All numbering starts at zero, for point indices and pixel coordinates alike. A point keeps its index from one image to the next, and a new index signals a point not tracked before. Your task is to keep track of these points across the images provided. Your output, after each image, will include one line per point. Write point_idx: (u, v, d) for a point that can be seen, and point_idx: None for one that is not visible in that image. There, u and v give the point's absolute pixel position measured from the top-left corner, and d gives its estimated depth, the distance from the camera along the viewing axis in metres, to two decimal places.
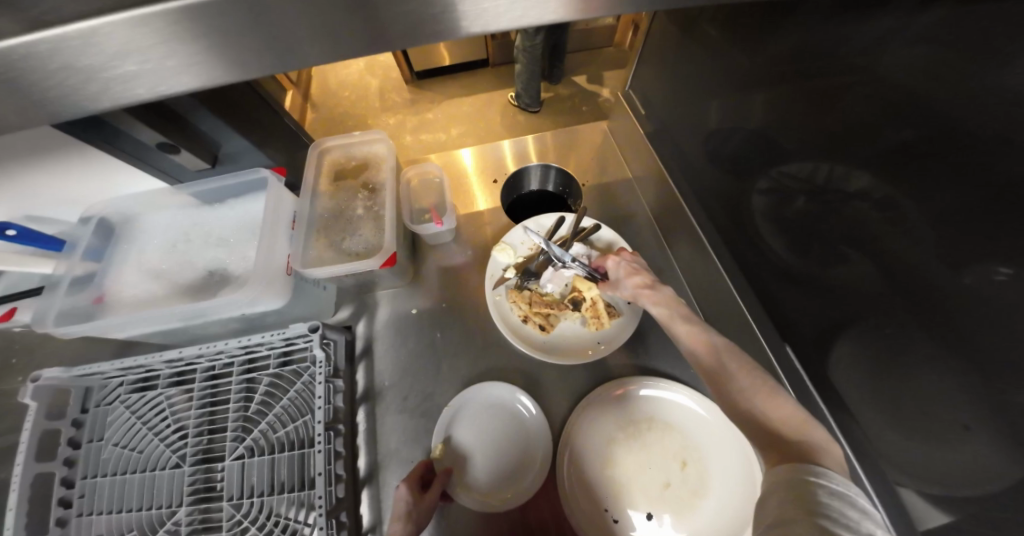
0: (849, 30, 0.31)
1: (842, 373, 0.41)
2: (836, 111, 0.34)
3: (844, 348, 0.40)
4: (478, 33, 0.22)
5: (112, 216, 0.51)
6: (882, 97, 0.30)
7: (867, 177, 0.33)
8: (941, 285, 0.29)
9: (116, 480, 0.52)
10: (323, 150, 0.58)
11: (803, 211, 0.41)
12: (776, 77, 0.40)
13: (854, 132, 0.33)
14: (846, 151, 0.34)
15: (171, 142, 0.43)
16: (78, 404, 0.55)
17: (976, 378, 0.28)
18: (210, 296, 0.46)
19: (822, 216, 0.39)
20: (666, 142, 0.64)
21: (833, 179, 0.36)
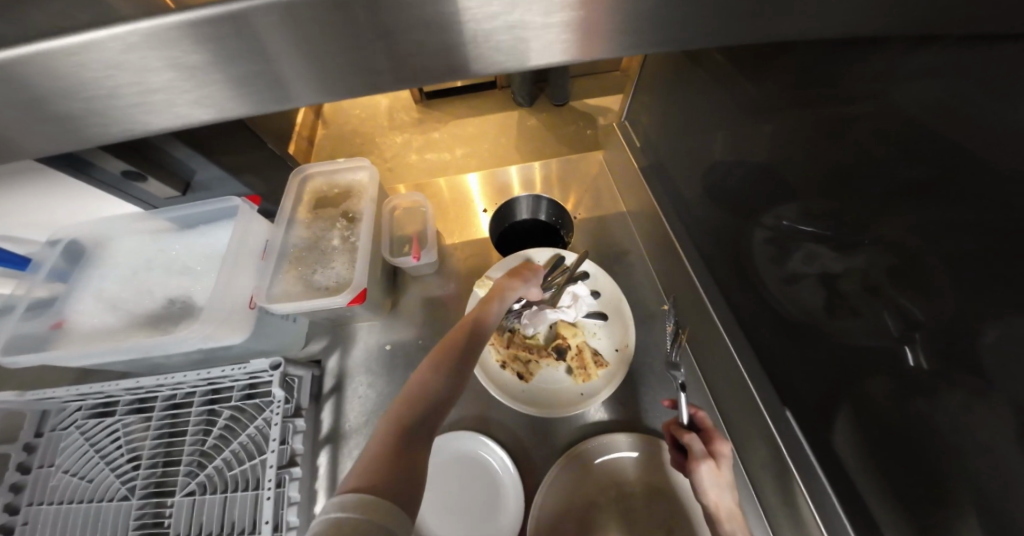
0: (849, 65, 0.28)
1: (846, 446, 0.37)
2: (845, 146, 0.31)
3: (842, 414, 0.36)
4: (414, 63, 0.20)
5: (85, 237, 0.48)
6: (891, 132, 0.26)
7: (878, 220, 0.29)
8: (965, 348, 0.24)
9: (60, 510, 0.47)
10: (306, 176, 0.56)
11: (810, 256, 0.37)
12: (781, 109, 0.37)
13: (865, 168, 0.29)
14: (856, 188, 0.30)
15: (139, 172, 0.42)
16: (32, 427, 0.50)
17: (1008, 468, 0.23)
18: (167, 329, 0.44)
19: (830, 264, 0.35)
20: (661, 178, 0.61)
21: (842, 219, 0.32)
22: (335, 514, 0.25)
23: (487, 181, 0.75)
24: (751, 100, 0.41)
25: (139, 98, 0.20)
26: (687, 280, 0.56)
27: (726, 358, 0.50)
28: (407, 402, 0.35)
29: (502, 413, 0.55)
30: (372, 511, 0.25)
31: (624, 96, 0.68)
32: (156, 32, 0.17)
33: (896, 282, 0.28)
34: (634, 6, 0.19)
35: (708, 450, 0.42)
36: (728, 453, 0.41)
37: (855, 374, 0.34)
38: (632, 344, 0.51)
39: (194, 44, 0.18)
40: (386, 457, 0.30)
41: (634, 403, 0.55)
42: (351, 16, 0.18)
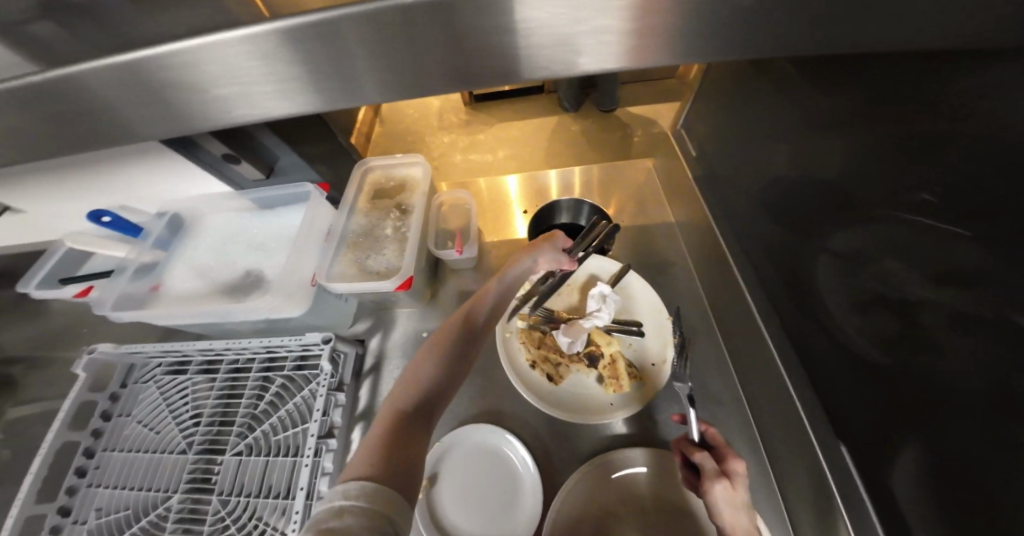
0: (936, 77, 0.26)
1: (911, 493, 0.33)
2: (934, 159, 0.28)
3: (905, 457, 0.33)
4: (491, 57, 0.21)
5: (185, 212, 0.55)
6: (993, 143, 0.24)
7: (971, 243, 0.26)
8: None
9: (128, 456, 0.53)
10: (367, 168, 0.61)
11: (885, 280, 0.34)
12: (857, 121, 0.34)
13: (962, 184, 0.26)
14: (947, 208, 0.27)
15: (234, 154, 0.46)
16: (119, 378, 0.57)
17: None
18: (239, 298, 0.48)
19: (913, 290, 0.31)
20: (716, 191, 0.59)
21: (924, 242, 0.30)
22: (339, 502, 0.26)
23: (526, 182, 0.76)
24: (820, 115, 0.39)
25: (254, 89, 0.22)
26: (736, 298, 0.54)
27: (775, 383, 0.47)
28: (405, 385, 0.38)
29: (531, 412, 0.56)
30: (374, 499, 0.27)
31: (680, 105, 0.66)
32: (274, 35, 0.20)
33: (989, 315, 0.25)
34: (715, 11, 0.18)
35: (721, 468, 0.40)
36: (742, 472, 0.39)
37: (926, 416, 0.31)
38: (670, 360, 0.50)
39: (304, 47, 0.20)
40: (382, 449, 0.32)
41: (667, 419, 0.53)
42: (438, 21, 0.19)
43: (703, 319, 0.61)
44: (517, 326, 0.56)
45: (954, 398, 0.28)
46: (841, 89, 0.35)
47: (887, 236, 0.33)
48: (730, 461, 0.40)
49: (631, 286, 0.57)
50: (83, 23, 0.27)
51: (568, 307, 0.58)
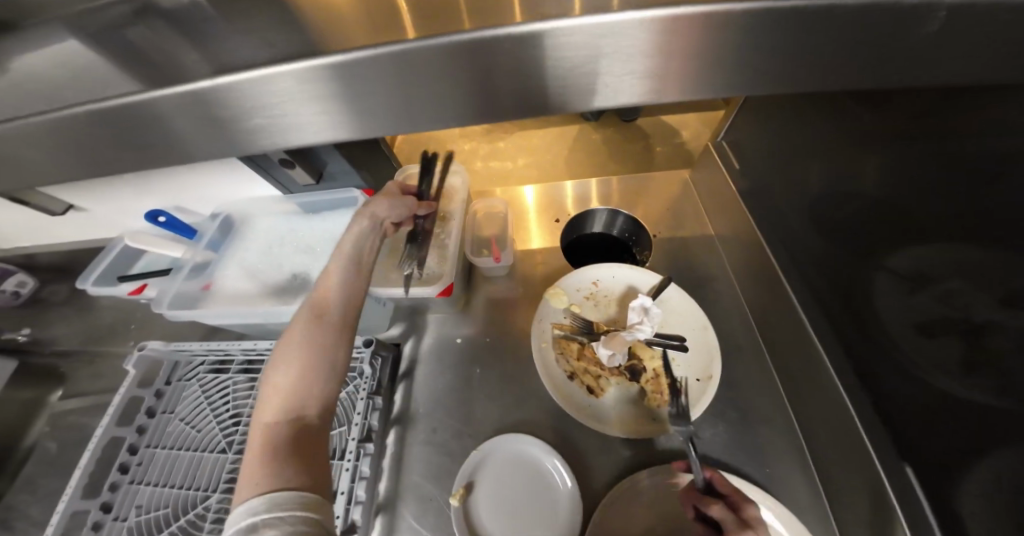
0: (1005, 98, 0.26)
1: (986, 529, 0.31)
2: (1003, 183, 0.28)
3: (979, 478, 0.31)
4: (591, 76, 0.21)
5: (236, 214, 0.57)
6: None
7: None
8: None
9: (171, 454, 0.54)
10: (407, 175, 0.62)
11: (943, 296, 0.33)
12: (923, 136, 0.33)
13: None
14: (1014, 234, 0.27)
15: (290, 159, 0.47)
16: (164, 375, 0.59)
17: None
18: (287, 300, 0.49)
19: (984, 319, 0.30)
20: (759, 205, 0.58)
21: (1001, 268, 0.28)
22: (273, 513, 0.23)
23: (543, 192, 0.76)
24: (870, 129, 0.38)
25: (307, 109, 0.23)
26: (786, 313, 0.52)
27: (828, 403, 0.45)
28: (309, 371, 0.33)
29: (568, 423, 0.55)
30: (312, 505, 0.25)
31: (718, 117, 0.66)
32: (371, 60, 0.20)
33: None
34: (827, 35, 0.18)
35: (740, 517, 0.37)
36: (761, 518, 0.37)
37: (1000, 434, 0.29)
38: (717, 376, 0.48)
39: (392, 76, 0.21)
40: (272, 449, 0.28)
41: (707, 435, 0.52)
42: (511, 47, 0.19)
43: (743, 334, 0.59)
44: (554, 335, 0.55)
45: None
46: (901, 108, 0.34)
47: (950, 252, 0.32)
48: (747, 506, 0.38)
49: (671, 298, 0.56)
50: (178, 38, 0.29)
51: (606, 319, 0.57)
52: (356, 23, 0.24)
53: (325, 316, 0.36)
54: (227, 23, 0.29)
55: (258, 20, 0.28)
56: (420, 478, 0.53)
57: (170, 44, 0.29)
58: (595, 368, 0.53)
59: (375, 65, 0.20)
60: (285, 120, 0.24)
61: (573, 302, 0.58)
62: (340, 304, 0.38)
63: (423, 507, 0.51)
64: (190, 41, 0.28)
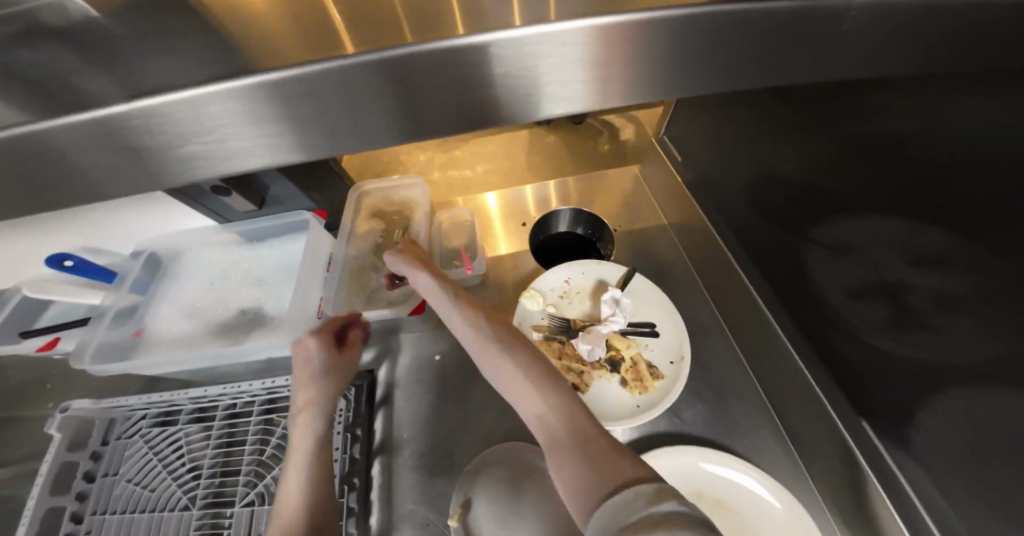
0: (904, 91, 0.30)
1: (936, 464, 0.36)
2: (911, 164, 0.32)
3: (920, 421, 0.36)
4: None
5: (164, 250, 0.51)
6: (964, 148, 0.28)
7: (953, 232, 0.30)
8: None
9: (123, 519, 0.48)
10: (362, 193, 0.58)
11: (869, 261, 0.38)
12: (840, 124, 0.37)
13: (940, 187, 0.30)
14: (925, 206, 0.31)
15: (225, 187, 0.44)
16: (100, 435, 0.52)
17: None
18: (240, 339, 0.45)
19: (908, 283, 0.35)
20: (707, 196, 0.63)
21: (915, 238, 0.33)
22: None
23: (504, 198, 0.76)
24: (793, 122, 0.43)
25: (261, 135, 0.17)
26: (741, 292, 0.57)
27: (787, 369, 0.50)
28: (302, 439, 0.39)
29: None
30: None
31: (661, 114, 0.70)
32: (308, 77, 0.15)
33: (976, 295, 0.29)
34: None
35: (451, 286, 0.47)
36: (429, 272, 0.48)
37: (932, 386, 0.34)
38: (689, 356, 0.51)
39: (315, 101, 0.16)
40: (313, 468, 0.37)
41: (685, 415, 0.55)
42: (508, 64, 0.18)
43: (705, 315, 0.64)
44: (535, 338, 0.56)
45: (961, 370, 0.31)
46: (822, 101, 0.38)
47: (874, 224, 0.37)
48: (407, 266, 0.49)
49: (636, 288, 0.59)
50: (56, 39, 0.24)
51: (583, 315, 0.59)
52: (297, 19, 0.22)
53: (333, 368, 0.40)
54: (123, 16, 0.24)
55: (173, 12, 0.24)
56: (413, 505, 0.51)
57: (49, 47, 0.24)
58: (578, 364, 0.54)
59: (307, 88, 0.15)
60: (226, 147, 0.17)
61: (549, 302, 0.60)
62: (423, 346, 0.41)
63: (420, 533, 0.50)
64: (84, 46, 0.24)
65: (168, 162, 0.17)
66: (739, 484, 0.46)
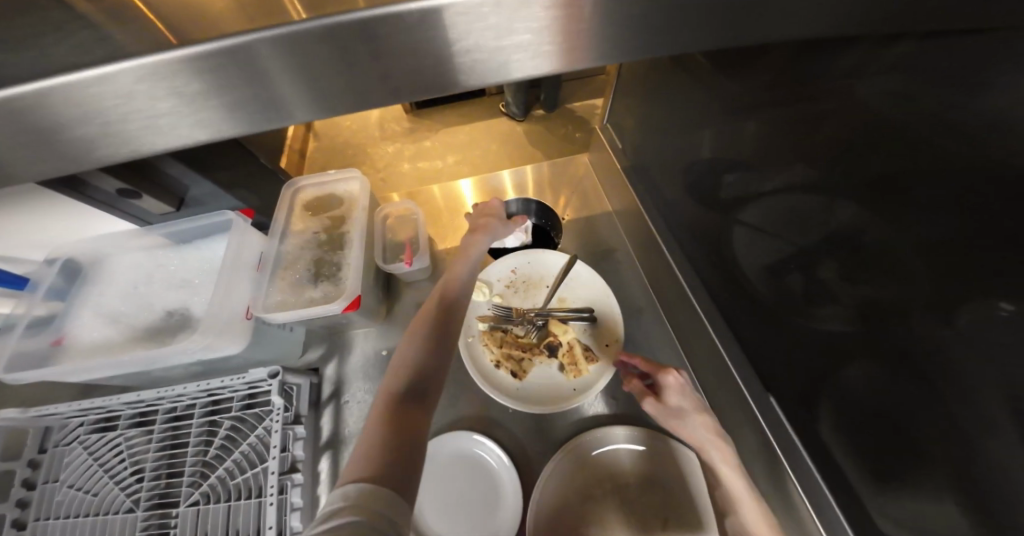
0: (819, 61, 0.30)
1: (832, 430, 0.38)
2: (819, 140, 0.32)
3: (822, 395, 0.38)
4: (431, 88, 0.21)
5: (82, 255, 0.49)
6: (862, 122, 0.28)
7: (850, 209, 0.30)
8: (934, 331, 0.26)
9: (67, 523, 0.49)
10: (299, 188, 0.58)
11: (790, 239, 0.38)
12: (764, 100, 0.37)
13: (842, 162, 0.30)
14: (830, 182, 0.32)
15: (133, 190, 0.43)
16: (36, 443, 0.52)
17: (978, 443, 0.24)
18: (164, 342, 0.45)
19: (816, 260, 0.35)
20: (649, 182, 0.63)
21: (822, 213, 0.34)
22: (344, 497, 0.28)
23: (478, 185, 0.78)
24: (727, 97, 0.42)
25: (134, 120, 0.20)
26: (674, 279, 0.59)
27: (715, 350, 0.52)
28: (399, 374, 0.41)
29: (499, 413, 0.56)
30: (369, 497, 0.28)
31: (604, 100, 0.70)
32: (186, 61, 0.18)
33: (869, 272, 0.30)
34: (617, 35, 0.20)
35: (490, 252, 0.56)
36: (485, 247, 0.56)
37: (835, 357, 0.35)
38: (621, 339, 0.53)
39: (217, 72, 0.18)
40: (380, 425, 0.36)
41: (626, 397, 0.56)
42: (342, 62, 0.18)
43: (648, 301, 0.65)
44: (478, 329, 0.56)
45: (859, 343, 0.33)
46: (748, 71, 0.38)
47: (796, 200, 0.36)
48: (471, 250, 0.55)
49: (580, 275, 0.59)
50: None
51: (525, 303, 0.60)
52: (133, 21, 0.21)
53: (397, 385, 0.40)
54: None
55: None
56: None
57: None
58: (517, 352, 0.55)
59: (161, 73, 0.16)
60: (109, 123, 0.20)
61: (495, 292, 0.60)
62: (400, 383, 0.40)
63: None
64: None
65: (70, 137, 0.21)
66: (664, 457, 0.50)
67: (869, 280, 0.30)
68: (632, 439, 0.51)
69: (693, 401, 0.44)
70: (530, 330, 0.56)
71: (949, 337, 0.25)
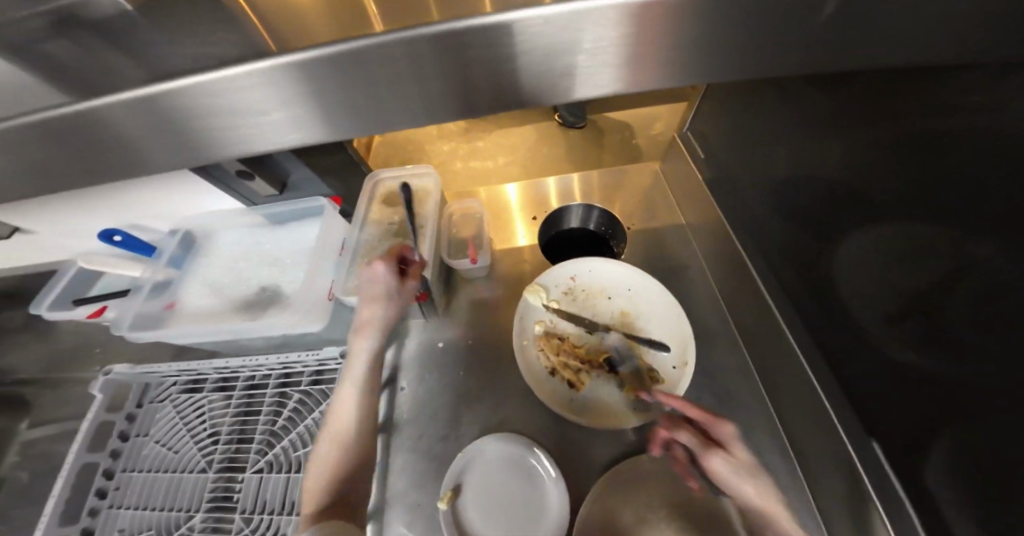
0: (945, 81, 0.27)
1: (950, 489, 0.33)
2: (939, 159, 0.29)
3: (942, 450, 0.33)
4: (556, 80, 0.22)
5: (198, 230, 0.55)
6: (994, 149, 0.25)
7: (984, 242, 0.26)
8: None
9: (148, 477, 0.53)
10: (377, 181, 0.60)
11: (901, 270, 0.34)
12: (868, 117, 0.34)
13: (962, 193, 0.27)
14: (949, 210, 0.29)
15: (249, 170, 0.47)
16: (136, 398, 0.58)
17: None
18: (256, 315, 0.49)
19: (930, 294, 0.32)
20: (729, 195, 0.60)
21: (940, 243, 0.30)
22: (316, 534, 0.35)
23: (525, 191, 0.78)
24: (822, 111, 0.39)
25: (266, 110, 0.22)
26: (753, 300, 0.55)
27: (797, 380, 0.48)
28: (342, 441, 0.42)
29: (551, 419, 0.55)
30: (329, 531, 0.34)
31: (687, 108, 0.67)
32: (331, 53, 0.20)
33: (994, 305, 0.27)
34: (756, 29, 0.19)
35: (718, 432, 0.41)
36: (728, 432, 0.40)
37: (947, 409, 0.31)
38: (692, 362, 0.49)
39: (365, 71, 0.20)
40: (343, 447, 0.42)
41: None
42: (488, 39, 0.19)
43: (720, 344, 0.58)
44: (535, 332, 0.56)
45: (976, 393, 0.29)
46: (852, 89, 0.35)
47: (900, 229, 0.33)
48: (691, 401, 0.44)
49: (647, 290, 0.57)
50: (94, 39, 0.27)
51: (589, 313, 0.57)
52: (305, 26, 0.23)
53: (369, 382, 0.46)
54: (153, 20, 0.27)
55: (194, 15, 0.27)
56: (407, 484, 0.54)
57: (85, 44, 0.27)
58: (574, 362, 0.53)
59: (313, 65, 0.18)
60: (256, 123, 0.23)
61: (554, 298, 0.58)
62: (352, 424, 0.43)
63: (413, 514, 0.51)
64: (115, 39, 0.27)
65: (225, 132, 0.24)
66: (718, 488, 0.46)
67: (985, 316, 0.27)
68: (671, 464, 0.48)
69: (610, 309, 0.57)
70: (590, 340, 0.55)
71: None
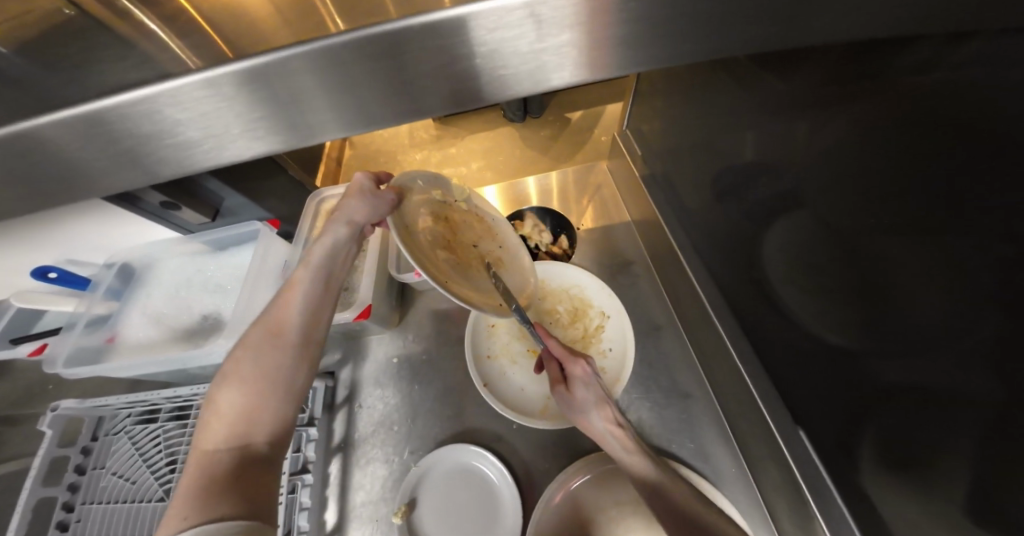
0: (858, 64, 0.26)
1: (880, 479, 0.33)
2: (852, 132, 0.29)
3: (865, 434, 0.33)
4: (480, 92, 0.25)
5: (134, 260, 0.55)
6: (899, 124, 0.25)
7: (885, 225, 0.27)
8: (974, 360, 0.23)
9: (107, 509, 0.53)
10: (321, 199, 0.60)
11: (820, 253, 0.34)
12: (784, 104, 0.35)
13: (869, 173, 0.28)
14: (857, 192, 0.29)
15: (174, 202, 0.47)
16: (89, 432, 0.57)
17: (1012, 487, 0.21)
18: (197, 343, 0.49)
19: (844, 273, 0.32)
20: (666, 191, 0.61)
21: (855, 225, 0.30)
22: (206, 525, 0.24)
23: (506, 191, 0.78)
24: (742, 107, 0.41)
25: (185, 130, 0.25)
26: (692, 294, 0.56)
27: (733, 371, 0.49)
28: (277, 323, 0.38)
29: (505, 425, 0.55)
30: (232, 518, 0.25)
31: (625, 103, 0.68)
32: (215, 80, 0.22)
33: (891, 288, 0.28)
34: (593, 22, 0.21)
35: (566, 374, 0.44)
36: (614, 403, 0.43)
37: (873, 391, 0.31)
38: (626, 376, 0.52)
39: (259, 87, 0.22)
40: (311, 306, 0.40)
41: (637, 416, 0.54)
42: (402, 44, 0.21)
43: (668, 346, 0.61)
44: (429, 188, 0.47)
45: (882, 372, 0.30)
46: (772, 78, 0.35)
47: (830, 213, 0.32)
48: (575, 363, 0.44)
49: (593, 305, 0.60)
50: None
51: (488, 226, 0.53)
52: (184, 64, 0.25)
53: (321, 294, 0.41)
54: (36, 61, 0.28)
55: (78, 58, 0.28)
56: (365, 501, 0.53)
57: None
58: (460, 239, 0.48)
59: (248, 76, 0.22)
60: (184, 142, 0.26)
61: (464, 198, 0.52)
62: (298, 325, 0.38)
63: (372, 529, 0.52)
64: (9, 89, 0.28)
65: (142, 156, 0.27)
66: None
67: (900, 287, 0.27)
68: (567, 484, 0.47)
69: (599, 392, 0.43)
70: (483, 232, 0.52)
71: (967, 342, 0.23)
